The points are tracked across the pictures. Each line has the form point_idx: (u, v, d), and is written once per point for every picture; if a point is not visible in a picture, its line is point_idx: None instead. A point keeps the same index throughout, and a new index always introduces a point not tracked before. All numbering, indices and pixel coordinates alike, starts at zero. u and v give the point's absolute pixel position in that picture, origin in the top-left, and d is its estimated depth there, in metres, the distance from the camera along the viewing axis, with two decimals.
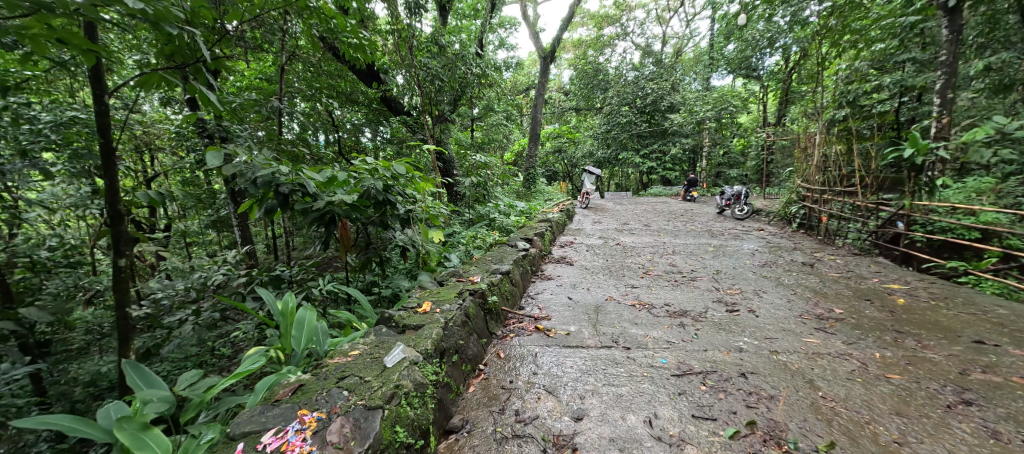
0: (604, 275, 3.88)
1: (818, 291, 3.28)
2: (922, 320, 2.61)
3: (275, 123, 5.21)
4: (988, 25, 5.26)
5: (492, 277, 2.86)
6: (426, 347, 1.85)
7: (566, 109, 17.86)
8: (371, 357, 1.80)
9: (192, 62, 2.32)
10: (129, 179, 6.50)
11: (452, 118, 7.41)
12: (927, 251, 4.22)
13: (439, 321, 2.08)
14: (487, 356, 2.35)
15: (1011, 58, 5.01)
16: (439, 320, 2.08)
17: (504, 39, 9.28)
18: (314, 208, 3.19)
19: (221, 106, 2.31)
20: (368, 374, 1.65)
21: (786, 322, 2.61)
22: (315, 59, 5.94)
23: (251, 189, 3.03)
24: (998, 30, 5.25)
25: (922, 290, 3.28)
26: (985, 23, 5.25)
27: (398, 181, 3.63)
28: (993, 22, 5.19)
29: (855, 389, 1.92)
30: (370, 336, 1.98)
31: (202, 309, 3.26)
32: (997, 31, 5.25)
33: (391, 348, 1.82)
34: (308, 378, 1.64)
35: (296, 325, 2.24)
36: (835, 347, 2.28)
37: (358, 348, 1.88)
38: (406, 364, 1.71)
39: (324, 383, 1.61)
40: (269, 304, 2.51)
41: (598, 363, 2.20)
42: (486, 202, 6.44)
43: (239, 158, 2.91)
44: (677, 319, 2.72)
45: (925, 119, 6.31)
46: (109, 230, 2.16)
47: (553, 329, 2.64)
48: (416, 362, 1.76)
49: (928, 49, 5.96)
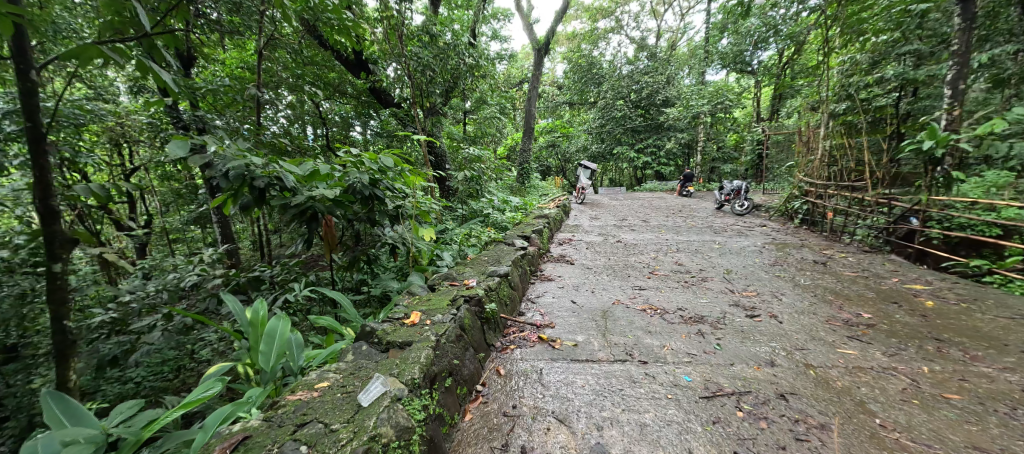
0: (607, 275, 3.63)
1: (839, 293, 3.05)
2: (959, 326, 2.40)
3: (253, 113, 4.85)
4: (988, 17, 5.08)
5: (489, 280, 2.58)
6: (413, 375, 1.57)
7: (560, 103, 17.58)
8: (343, 392, 1.51)
9: (145, 35, 1.98)
10: (104, 174, 6.11)
11: (443, 111, 7.09)
12: (944, 249, 4.04)
13: (430, 339, 1.79)
14: (485, 374, 2.08)
15: (1016, 51, 4.83)
16: (430, 337, 1.80)
17: (497, 30, 8.99)
18: (294, 203, 2.88)
19: (179, 88, 2.00)
20: (336, 421, 1.35)
21: (814, 329, 2.38)
22: (297, 46, 5.59)
23: (223, 183, 2.73)
24: (999, 23, 5.05)
25: (948, 291, 3.08)
26: (985, 16, 5.07)
27: (386, 175, 3.32)
28: (994, 14, 5.02)
29: (916, 414, 1.68)
30: (349, 361, 1.69)
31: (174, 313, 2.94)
32: (999, 24, 5.05)
33: (367, 382, 1.53)
34: (257, 428, 1.34)
35: (265, 338, 1.95)
36: (878, 360, 2.05)
37: (328, 378, 1.58)
38: (387, 403, 1.42)
39: (277, 435, 1.31)
40: (236, 313, 2.21)
41: (612, 383, 1.95)
42: (480, 198, 6.18)
43: (209, 147, 2.66)
44: (694, 326, 2.48)
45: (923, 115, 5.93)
46: (42, 230, 1.85)
47: (558, 340, 2.37)
48: (399, 398, 1.47)
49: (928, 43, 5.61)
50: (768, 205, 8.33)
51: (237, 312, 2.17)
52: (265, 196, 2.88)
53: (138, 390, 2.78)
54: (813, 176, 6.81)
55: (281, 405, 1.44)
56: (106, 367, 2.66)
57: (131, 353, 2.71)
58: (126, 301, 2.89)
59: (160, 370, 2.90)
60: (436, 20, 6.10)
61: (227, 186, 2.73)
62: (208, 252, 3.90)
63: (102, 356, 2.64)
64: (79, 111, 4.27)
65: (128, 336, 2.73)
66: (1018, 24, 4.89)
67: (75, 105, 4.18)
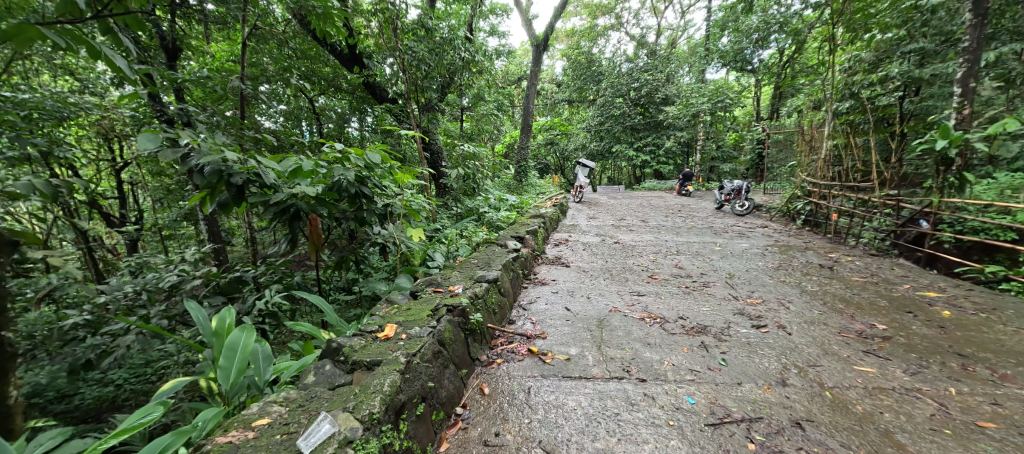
0: (604, 280, 3.45)
1: (849, 301, 2.88)
2: (981, 340, 2.23)
3: (237, 106, 4.63)
4: (995, 15, 4.91)
5: (475, 286, 2.40)
6: (372, 409, 1.38)
7: (558, 101, 17.34)
8: (284, 433, 1.31)
9: (97, 17, 1.82)
10: (89, 169, 5.91)
11: (439, 106, 6.89)
12: (956, 254, 3.88)
13: (398, 361, 1.60)
14: (467, 393, 1.91)
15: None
16: (399, 358, 1.61)
17: (495, 25, 8.79)
18: (274, 201, 2.70)
19: (135, 75, 1.92)
20: None
21: (826, 343, 2.21)
22: (288, 39, 5.38)
23: (198, 180, 2.55)
24: (1007, 20, 4.89)
25: (965, 299, 2.91)
26: (993, 14, 4.91)
27: (373, 172, 3.14)
28: (1004, 11, 4.86)
29: (949, 448, 1.52)
30: (308, 388, 1.51)
31: (151, 316, 2.73)
32: (1006, 21, 4.89)
33: (315, 418, 1.34)
34: None
35: (225, 353, 1.78)
36: (899, 380, 1.88)
37: (274, 412, 1.39)
38: (333, 449, 1.23)
39: None
40: (199, 320, 2.04)
41: (608, 405, 1.77)
42: (475, 196, 5.99)
43: (183, 141, 2.47)
44: (696, 338, 2.30)
45: (927, 116, 5.61)
46: None
47: (549, 353, 2.20)
48: (351, 440, 1.29)
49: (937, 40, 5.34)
50: (769, 206, 8.18)
51: (201, 321, 2.03)
52: (244, 193, 2.69)
53: (118, 394, 2.64)
54: (816, 176, 6.65)
55: (207, 451, 1.24)
56: (79, 372, 2.48)
57: (106, 356, 2.50)
58: (101, 302, 2.71)
59: (143, 372, 2.76)
60: (433, 14, 5.92)
61: (202, 182, 2.53)
62: (190, 251, 3.72)
63: (75, 360, 2.46)
64: (61, 104, 4.07)
65: (104, 339, 2.53)
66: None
67: (56, 98, 3.97)
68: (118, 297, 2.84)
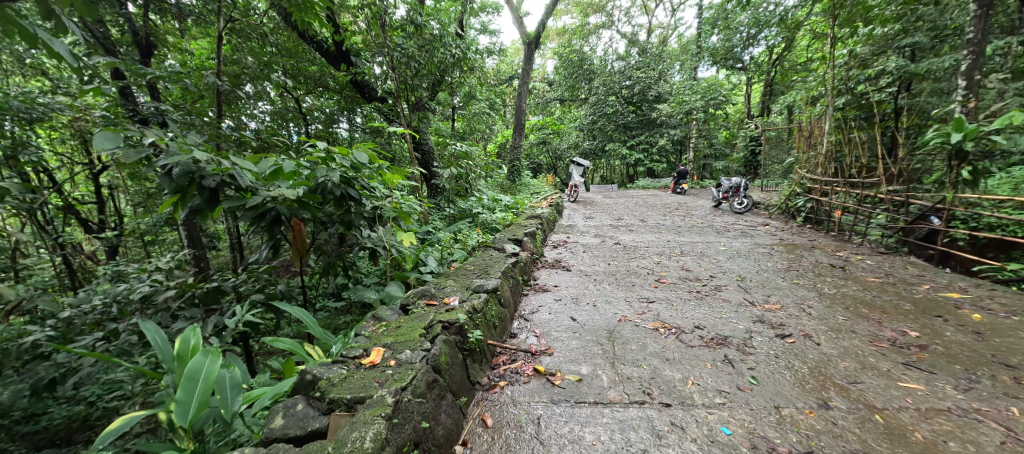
0: (609, 284, 3.25)
1: (872, 303, 2.72)
2: (1022, 347, 2.12)
3: (214, 104, 4.33)
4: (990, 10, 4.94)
5: (473, 298, 2.18)
6: None
7: (550, 100, 17.08)
8: None
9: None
10: (62, 173, 5.57)
11: (430, 105, 6.64)
12: (971, 251, 3.76)
13: (385, 404, 1.36)
14: (469, 426, 1.69)
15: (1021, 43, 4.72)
16: (386, 399, 1.38)
17: (486, 22, 8.58)
18: (250, 205, 2.44)
19: (76, 64, 1.67)
20: None
21: (860, 354, 2.10)
22: (268, 34, 5.07)
23: (165, 183, 2.29)
24: (1000, 15, 4.92)
25: (990, 300, 2.77)
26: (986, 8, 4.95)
27: (360, 172, 2.92)
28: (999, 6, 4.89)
29: None
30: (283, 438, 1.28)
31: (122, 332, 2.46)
32: (1000, 16, 4.93)
33: None
34: None
35: (185, 382, 1.53)
36: (952, 399, 1.77)
37: None
38: None
39: None
40: (160, 343, 1.79)
41: (631, 439, 1.59)
42: (468, 197, 5.72)
43: (148, 140, 2.20)
44: (719, 351, 2.15)
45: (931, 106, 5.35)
46: None
47: (558, 373, 2.00)
48: None
49: (932, 35, 5.22)
50: (767, 204, 8.04)
51: (161, 344, 1.78)
52: (218, 197, 2.43)
53: (92, 411, 2.25)
54: (816, 172, 6.51)
55: None
56: (40, 394, 2.05)
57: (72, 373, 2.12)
58: (65, 318, 2.42)
59: (118, 386, 2.41)
60: (422, 10, 5.66)
61: (170, 186, 2.26)
62: (168, 260, 3.45)
63: (36, 379, 2.03)
64: (27, 104, 3.75)
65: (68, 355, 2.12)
66: (1021, 17, 4.80)
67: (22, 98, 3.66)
68: (84, 311, 2.51)
